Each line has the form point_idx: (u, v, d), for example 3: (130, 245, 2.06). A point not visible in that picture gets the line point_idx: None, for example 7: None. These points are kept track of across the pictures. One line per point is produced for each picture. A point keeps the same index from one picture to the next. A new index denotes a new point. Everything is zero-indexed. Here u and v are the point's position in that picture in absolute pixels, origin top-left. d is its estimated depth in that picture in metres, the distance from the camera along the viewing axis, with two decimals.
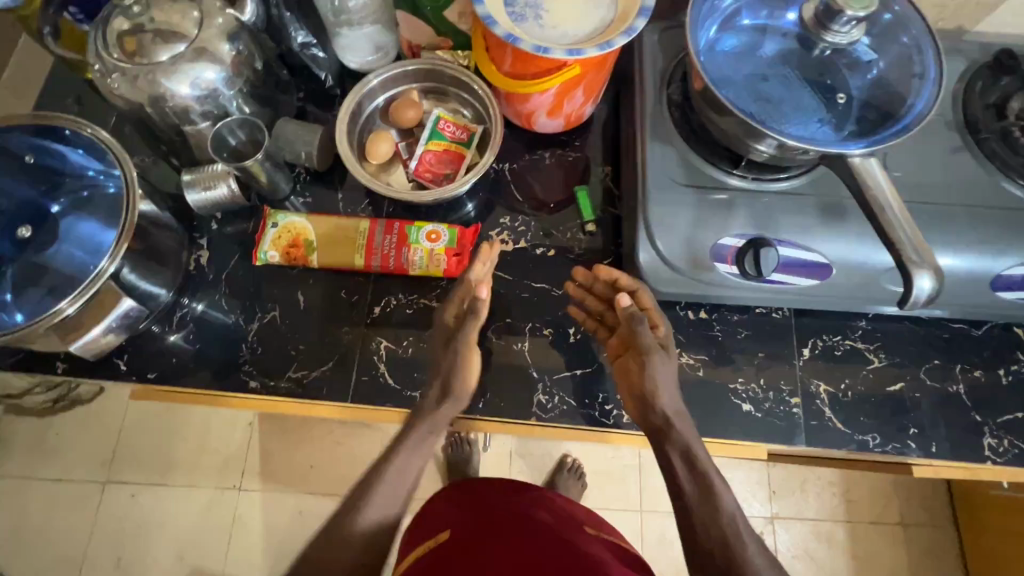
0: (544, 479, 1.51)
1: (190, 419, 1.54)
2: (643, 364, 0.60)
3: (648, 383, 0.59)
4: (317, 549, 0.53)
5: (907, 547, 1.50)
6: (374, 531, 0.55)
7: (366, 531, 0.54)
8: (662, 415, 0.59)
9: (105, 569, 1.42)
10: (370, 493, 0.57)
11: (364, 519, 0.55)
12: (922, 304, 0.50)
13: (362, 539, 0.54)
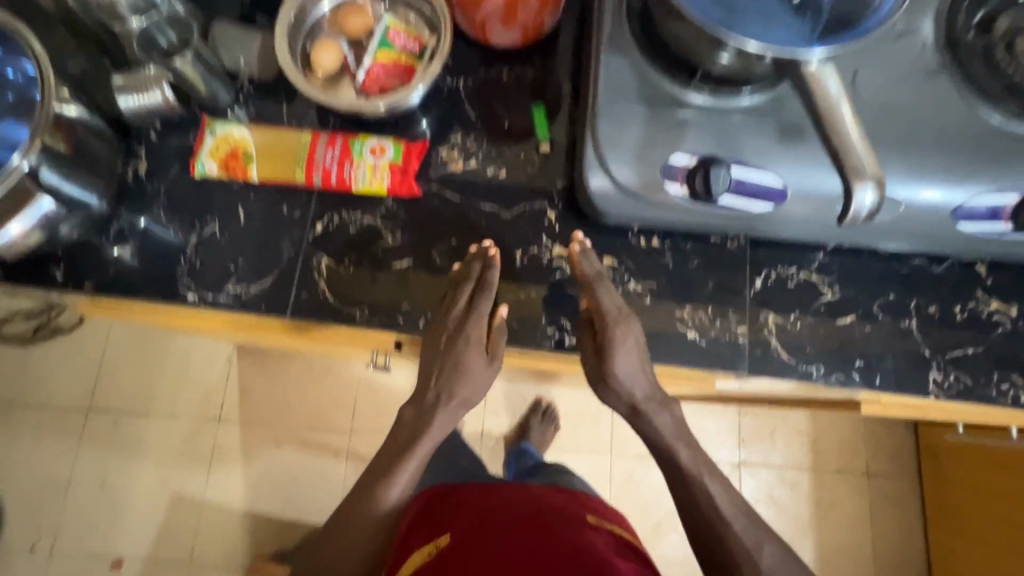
0: (518, 420, 1.54)
1: (169, 352, 1.56)
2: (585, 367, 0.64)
3: (618, 383, 0.61)
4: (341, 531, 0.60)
5: (870, 495, 1.54)
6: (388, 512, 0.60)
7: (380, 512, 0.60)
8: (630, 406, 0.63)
9: (91, 491, 1.47)
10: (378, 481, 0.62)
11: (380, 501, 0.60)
12: (861, 220, 0.49)
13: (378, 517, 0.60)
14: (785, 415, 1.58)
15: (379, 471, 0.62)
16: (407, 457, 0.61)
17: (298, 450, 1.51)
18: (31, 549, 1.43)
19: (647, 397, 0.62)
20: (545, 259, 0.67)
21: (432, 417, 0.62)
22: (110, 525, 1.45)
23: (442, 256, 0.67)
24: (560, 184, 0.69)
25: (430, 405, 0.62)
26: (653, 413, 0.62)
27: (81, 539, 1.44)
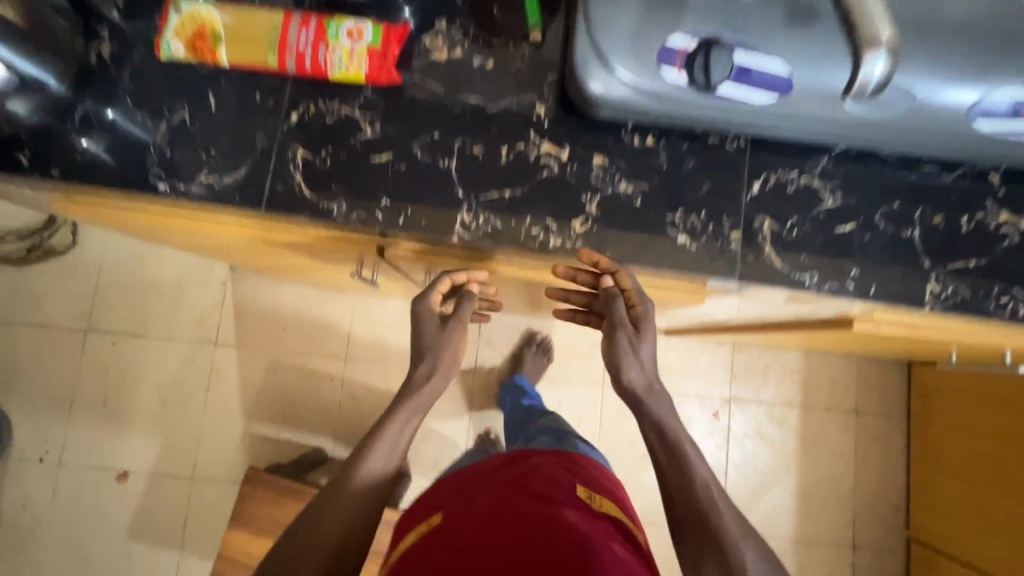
0: (511, 350, 1.55)
1: (163, 276, 1.55)
2: (610, 344, 0.61)
3: (632, 355, 0.60)
4: (319, 506, 0.58)
5: (856, 431, 1.56)
6: (372, 484, 0.60)
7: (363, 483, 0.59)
8: (643, 382, 0.61)
9: (95, 408, 1.51)
10: (361, 454, 0.62)
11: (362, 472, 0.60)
12: (870, 88, 0.48)
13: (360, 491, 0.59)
14: (779, 353, 1.58)
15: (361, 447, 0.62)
16: (384, 430, 0.63)
17: (295, 374, 1.53)
18: (41, 461, 1.49)
19: (653, 377, 0.62)
20: (532, 157, 0.64)
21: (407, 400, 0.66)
22: (114, 440, 1.50)
23: (423, 150, 0.64)
24: (550, 77, 0.65)
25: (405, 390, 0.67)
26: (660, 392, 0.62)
27: (87, 453, 1.49)
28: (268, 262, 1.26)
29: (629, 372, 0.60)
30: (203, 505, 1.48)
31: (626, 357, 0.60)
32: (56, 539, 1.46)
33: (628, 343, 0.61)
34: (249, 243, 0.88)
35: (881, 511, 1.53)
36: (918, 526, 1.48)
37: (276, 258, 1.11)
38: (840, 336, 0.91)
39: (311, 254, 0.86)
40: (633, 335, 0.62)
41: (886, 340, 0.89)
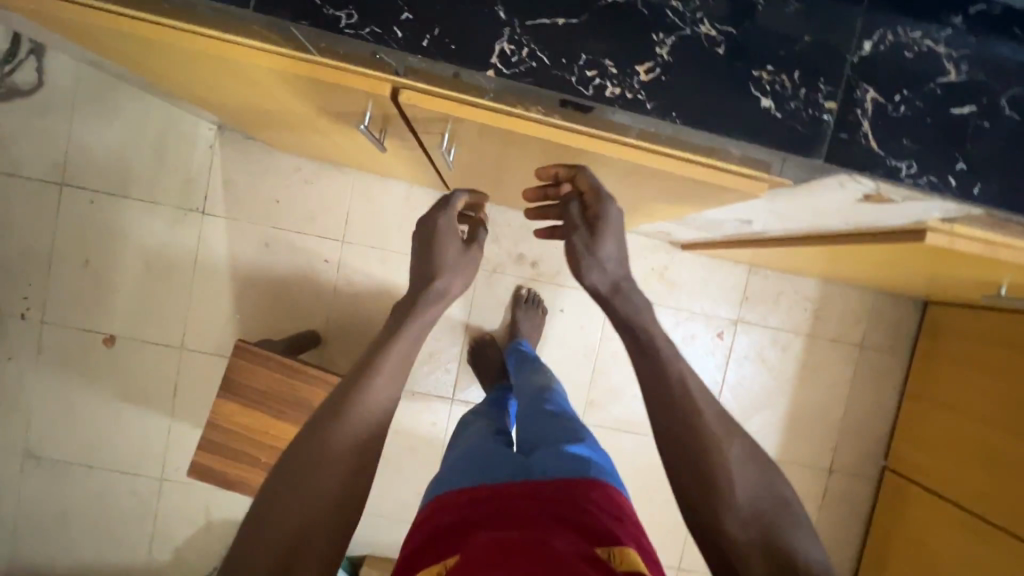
0: (518, 250, 1.47)
1: (144, 131, 1.41)
2: (568, 246, 0.66)
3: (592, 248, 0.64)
4: (309, 447, 0.52)
5: (856, 365, 1.55)
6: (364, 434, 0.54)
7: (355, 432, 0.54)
8: (608, 282, 0.64)
9: (75, 268, 1.43)
10: (354, 392, 0.55)
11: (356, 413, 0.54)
12: None
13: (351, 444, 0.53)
14: (794, 279, 1.52)
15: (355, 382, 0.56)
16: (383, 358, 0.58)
17: (287, 253, 1.44)
18: (22, 316, 1.43)
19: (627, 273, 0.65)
20: None
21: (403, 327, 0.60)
22: (98, 303, 1.44)
23: None
24: None
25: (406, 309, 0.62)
26: (629, 291, 0.64)
27: (71, 313, 1.44)
28: (261, 118, 1.12)
29: (590, 274, 0.63)
30: (192, 376, 1.46)
31: (585, 260, 0.64)
32: (44, 394, 1.45)
33: (582, 244, 0.64)
34: (237, 81, 0.75)
35: (864, 440, 1.56)
36: (897, 457, 1.52)
37: (269, 111, 0.98)
38: (890, 255, 0.82)
39: (310, 100, 0.73)
40: (587, 236, 0.65)
41: (940, 262, 0.81)
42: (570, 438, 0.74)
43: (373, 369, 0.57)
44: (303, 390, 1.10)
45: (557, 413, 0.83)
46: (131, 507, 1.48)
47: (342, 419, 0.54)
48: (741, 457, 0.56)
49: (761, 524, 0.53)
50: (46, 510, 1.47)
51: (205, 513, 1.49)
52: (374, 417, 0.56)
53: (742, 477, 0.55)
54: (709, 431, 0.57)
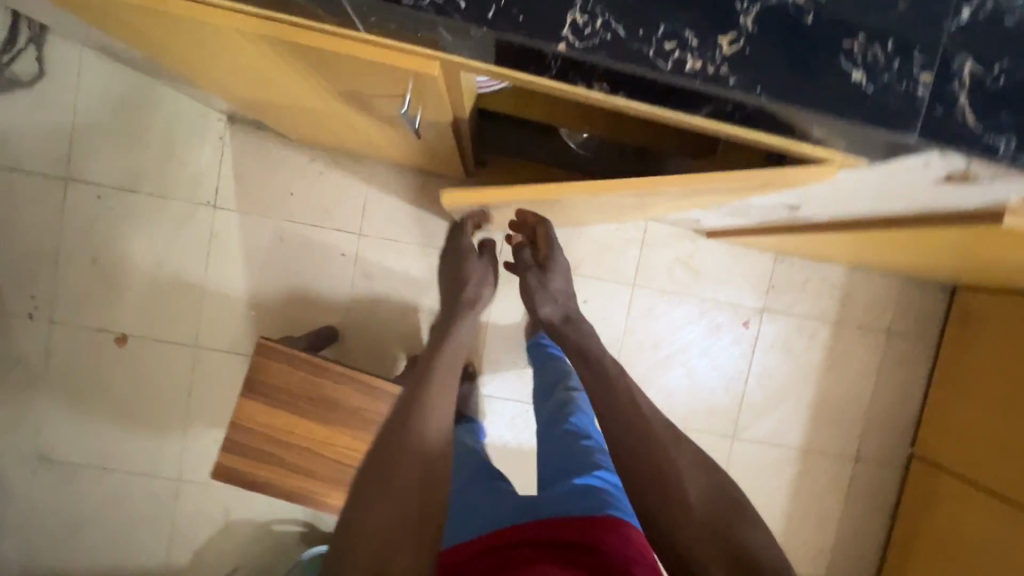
0: None
1: (152, 122, 1.35)
2: (528, 282, 1.04)
3: (542, 290, 1.01)
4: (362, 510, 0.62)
5: (884, 352, 1.52)
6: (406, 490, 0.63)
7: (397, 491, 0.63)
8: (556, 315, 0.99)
9: (83, 265, 1.38)
10: (387, 459, 0.65)
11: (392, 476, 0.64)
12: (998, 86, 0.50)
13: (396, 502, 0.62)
14: (821, 266, 1.49)
15: (387, 450, 0.66)
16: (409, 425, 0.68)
17: (302, 247, 1.40)
18: (30, 316, 1.38)
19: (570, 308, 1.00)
20: None
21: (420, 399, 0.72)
22: (109, 301, 1.39)
23: None
24: None
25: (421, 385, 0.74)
26: (572, 321, 0.98)
27: (80, 311, 1.39)
28: (277, 107, 1.07)
29: (543, 305, 1.00)
30: (208, 374, 1.42)
31: (540, 294, 1.01)
32: (55, 396, 1.41)
33: (537, 281, 1.02)
34: (267, 63, 0.70)
35: (891, 429, 1.54)
36: (925, 445, 1.50)
37: (290, 96, 0.93)
38: (946, 239, 0.79)
39: (344, 80, 0.69)
40: (539, 276, 1.03)
41: (995, 246, 0.79)
42: (578, 470, 0.84)
43: (402, 435, 0.67)
44: (330, 388, 1.07)
45: (573, 434, 0.91)
46: (148, 509, 1.45)
47: (382, 478, 0.64)
48: (687, 463, 0.73)
49: (708, 515, 0.67)
50: (62, 515, 1.44)
51: (225, 514, 1.46)
52: (417, 471, 0.65)
53: (690, 477, 0.72)
54: (662, 442, 0.74)
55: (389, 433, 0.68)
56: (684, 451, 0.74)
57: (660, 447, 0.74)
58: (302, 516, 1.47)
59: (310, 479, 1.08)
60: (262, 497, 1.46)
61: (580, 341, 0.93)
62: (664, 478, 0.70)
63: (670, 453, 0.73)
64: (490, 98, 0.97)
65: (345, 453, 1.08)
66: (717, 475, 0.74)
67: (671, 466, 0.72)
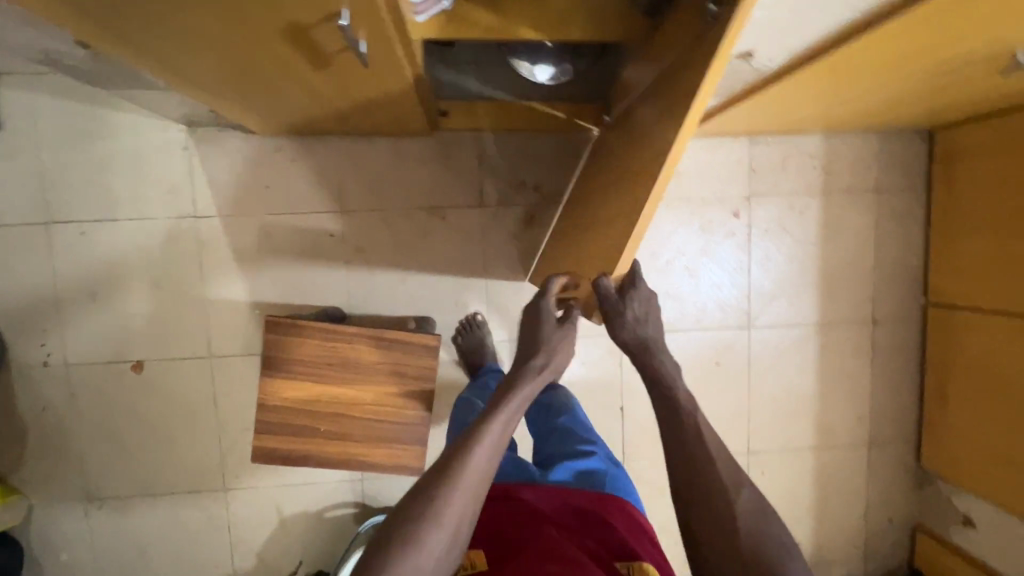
0: (517, 179, 1.45)
1: (116, 148, 1.37)
2: (612, 311, 0.86)
3: (627, 319, 0.86)
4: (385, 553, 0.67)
5: (877, 210, 1.53)
6: (430, 549, 0.68)
7: (421, 550, 0.67)
8: (638, 339, 0.88)
9: (83, 303, 1.40)
10: (422, 516, 0.68)
11: (425, 536, 0.67)
12: None
13: (418, 557, 0.67)
14: (796, 140, 1.50)
15: (422, 511, 0.69)
16: (450, 491, 0.70)
17: (291, 237, 1.42)
18: (45, 364, 1.41)
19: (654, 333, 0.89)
20: None
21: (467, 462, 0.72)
22: (117, 332, 1.41)
23: None
24: None
25: (468, 447, 0.73)
26: (653, 349, 0.89)
27: (91, 348, 1.41)
28: (234, 97, 1.09)
29: (621, 331, 0.87)
30: (229, 381, 1.45)
31: (619, 322, 0.87)
32: (88, 436, 1.43)
33: (621, 309, 0.86)
34: (204, 19, 0.71)
35: (901, 284, 1.56)
36: (937, 290, 1.52)
37: (242, 73, 0.94)
38: (897, 40, 0.81)
39: (282, 14, 0.70)
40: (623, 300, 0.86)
41: (943, 36, 0.80)
42: (582, 454, 1.14)
43: (437, 504, 0.69)
44: (346, 350, 1.09)
45: (570, 431, 1.21)
46: (203, 525, 1.48)
47: (410, 542, 0.67)
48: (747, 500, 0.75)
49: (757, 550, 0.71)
50: (123, 546, 1.47)
51: (277, 512, 1.49)
52: (443, 541, 0.68)
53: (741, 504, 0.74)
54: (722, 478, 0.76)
55: (426, 494, 0.70)
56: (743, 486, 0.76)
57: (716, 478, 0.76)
58: (352, 497, 1.50)
59: (348, 441, 1.10)
60: (309, 488, 1.49)
61: (660, 376, 0.88)
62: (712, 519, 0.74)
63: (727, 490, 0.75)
64: (433, 29, 0.99)
65: (375, 408, 1.10)
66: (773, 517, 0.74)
67: (724, 503, 0.74)
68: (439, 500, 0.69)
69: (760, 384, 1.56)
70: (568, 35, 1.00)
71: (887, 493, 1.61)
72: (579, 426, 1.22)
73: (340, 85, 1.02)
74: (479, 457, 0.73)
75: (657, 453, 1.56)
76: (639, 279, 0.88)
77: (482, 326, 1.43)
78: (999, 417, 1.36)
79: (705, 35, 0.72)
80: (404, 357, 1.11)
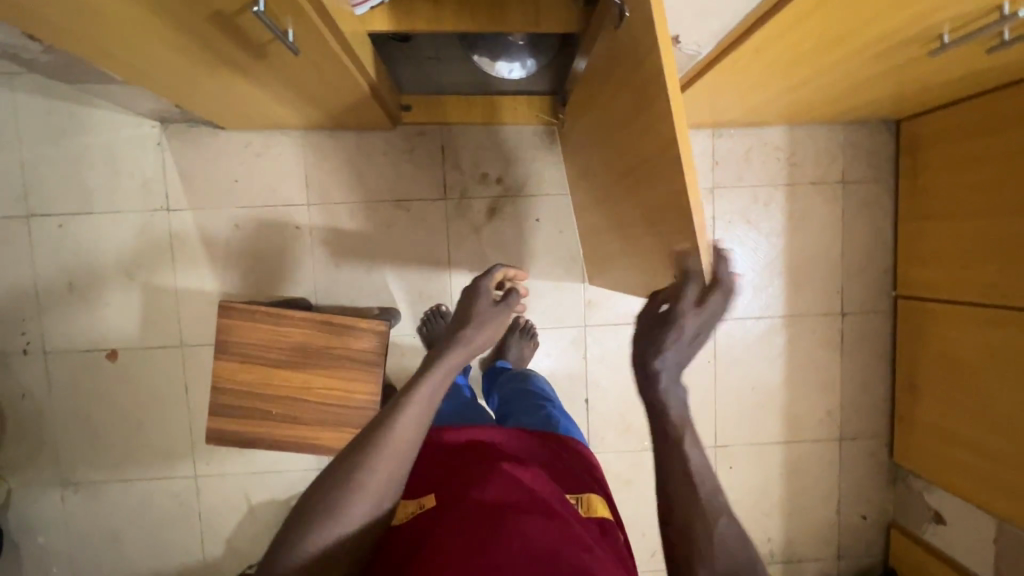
0: (480, 171, 1.48)
1: (93, 144, 1.42)
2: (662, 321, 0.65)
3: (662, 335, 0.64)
4: (316, 507, 0.63)
5: (844, 201, 1.52)
6: (364, 502, 0.64)
7: (354, 502, 0.63)
8: (654, 366, 0.65)
9: (61, 294, 1.45)
10: (358, 468, 0.65)
11: (360, 488, 0.64)
12: None
13: (352, 510, 0.63)
14: (759, 131, 1.50)
15: (358, 464, 0.65)
16: (387, 442, 0.66)
17: (258, 229, 1.46)
18: (25, 351, 1.46)
19: (676, 367, 0.65)
20: None
21: (404, 413, 0.68)
22: (93, 322, 1.47)
23: None
24: None
25: (405, 395, 0.70)
26: (663, 385, 0.66)
27: (69, 336, 1.46)
28: (192, 91, 1.13)
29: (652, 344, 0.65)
30: (200, 370, 1.49)
31: (661, 332, 0.65)
32: (64, 422, 1.48)
33: (674, 323, 0.64)
34: (133, 11, 0.75)
35: (869, 276, 1.54)
36: (905, 282, 1.50)
37: (189, 65, 0.98)
38: (816, 24, 0.82)
39: (202, 2, 0.73)
40: (681, 316, 0.64)
41: (858, 20, 0.81)
42: (537, 408, 1.16)
43: (372, 455, 0.65)
44: (295, 333, 1.12)
45: (527, 395, 1.22)
46: (174, 510, 1.52)
47: (345, 495, 0.64)
48: (729, 533, 0.60)
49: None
50: (97, 531, 1.51)
51: (246, 499, 1.52)
52: (381, 493, 0.65)
53: (727, 551, 0.59)
54: (703, 504, 0.62)
55: (362, 446, 0.66)
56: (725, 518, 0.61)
57: (701, 512, 0.61)
58: None
59: (300, 424, 1.12)
60: (277, 475, 1.52)
61: (664, 413, 0.65)
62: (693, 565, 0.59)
63: (710, 519, 0.61)
64: (375, 22, 1.02)
65: (326, 392, 1.13)
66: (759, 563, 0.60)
67: (705, 523, 0.60)
68: (374, 453, 0.65)
69: (727, 376, 1.55)
70: (507, 26, 1.03)
71: (860, 488, 1.59)
72: (538, 391, 1.25)
73: (287, 78, 1.05)
74: (418, 405, 0.69)
75: (623, 445, 1.56)
76: (713, 311, 0.64)
77: (446, 317, 1.45)
78: (966, 411, 1.34)
79: (620, 30, 0.75)
80: (353, 342, 1.13)
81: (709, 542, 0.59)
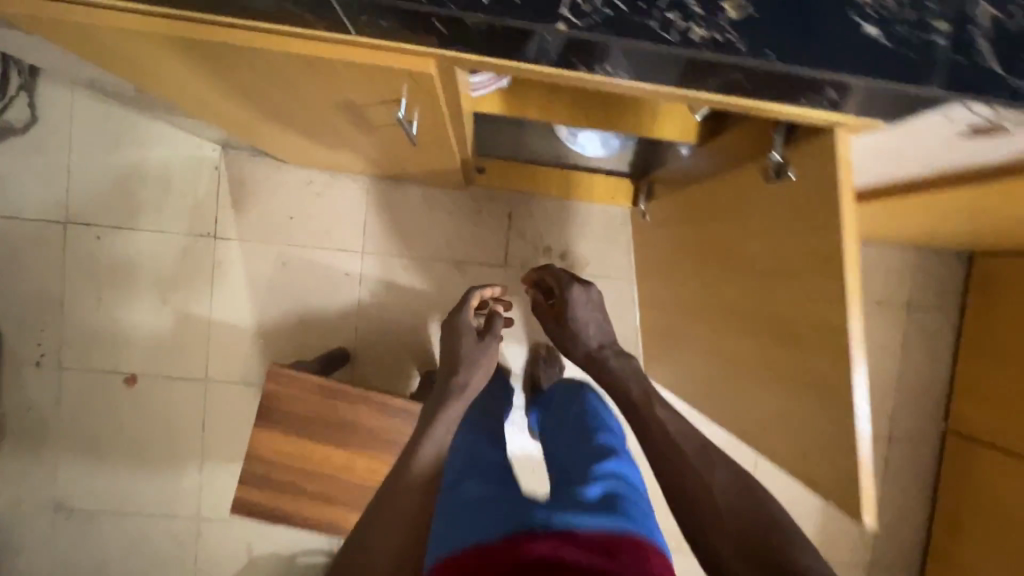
0: (545, 243, 1.42)
1: (146, 160, 1.35)
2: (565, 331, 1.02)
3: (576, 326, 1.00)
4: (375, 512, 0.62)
5: (906, 326, 1.49)
6: (417, 494, 0.64)
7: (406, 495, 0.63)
8: (588, 349, 0.99)
9: (86, 309, 1.37)
10: (403, 465, 0.67)
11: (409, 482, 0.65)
12: (976, 137, 0.55)
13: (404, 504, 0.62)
14: None
15: (403, 461, 0.68)
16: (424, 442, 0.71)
17: (307, 270, 1.39)
18: (37, 364, 1.37)
19: (598, 341, 0.99)
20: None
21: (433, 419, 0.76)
22: (116, 342, 1.38)
23: None
24: None
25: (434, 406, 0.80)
26: (604, 353, 0.97)
27: (88, 355, 1.38)
28: (275, 134, 1.07)
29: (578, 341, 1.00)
30: (221, 407, 1.41)
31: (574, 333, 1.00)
32: (68, 443, 1.39)
33: (575, 327, 1.01)
34: (257, 83, 0.70)
35: (921, 404, 1.50)
36: (959, 417, 1.46)
37: (283, 122, 0.92)
38: (967, 200, 0.77)
39: (338, 93, 0.68)
40: (575, 299, 1.02)
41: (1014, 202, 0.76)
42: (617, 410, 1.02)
43: (412, 452, 0.69)
44: (345, 411, 1.04)
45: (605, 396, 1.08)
46: (168, 551, 1.42)
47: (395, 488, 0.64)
48: (724, 482, 0.69)
49: (761, 556, 0.61)
50: (82, 562, 1.41)
51: (246, 549, 1.43)
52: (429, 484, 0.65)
53: (728, 503, 0.67)
54: (689, 463, 0.72)
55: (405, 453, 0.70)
56: (719, 472, 0.70)
57: (694, 479, 0.69)
58: (327, 546, 1.43)
59: (334, 505, 1.05)
60: (285, 529, 1.43)
61: (616, 382, 0.91)
62: (703, 528, 0.66)
63: (700, 475, 0.70)
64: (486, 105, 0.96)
65: (367, 476, 1.05)
66: (760, 498, 0.68)
67: (700, 487, 0.69)
68: (414, 451, 0.69)
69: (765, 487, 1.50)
70: (623, 129, 0.97)
71: None
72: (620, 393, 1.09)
73: (382, 146, 0.99)
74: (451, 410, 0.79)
75: None
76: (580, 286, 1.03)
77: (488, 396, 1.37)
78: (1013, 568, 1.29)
79: (772, 182, 0.70)
80: (403, 427, 1.06)
81: (708, 497, 0.68)
